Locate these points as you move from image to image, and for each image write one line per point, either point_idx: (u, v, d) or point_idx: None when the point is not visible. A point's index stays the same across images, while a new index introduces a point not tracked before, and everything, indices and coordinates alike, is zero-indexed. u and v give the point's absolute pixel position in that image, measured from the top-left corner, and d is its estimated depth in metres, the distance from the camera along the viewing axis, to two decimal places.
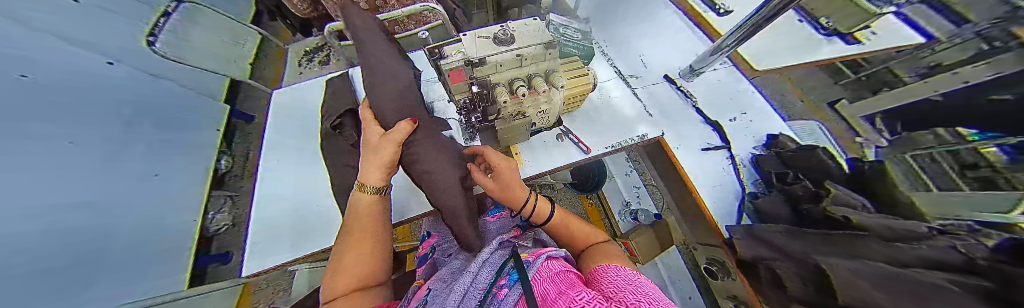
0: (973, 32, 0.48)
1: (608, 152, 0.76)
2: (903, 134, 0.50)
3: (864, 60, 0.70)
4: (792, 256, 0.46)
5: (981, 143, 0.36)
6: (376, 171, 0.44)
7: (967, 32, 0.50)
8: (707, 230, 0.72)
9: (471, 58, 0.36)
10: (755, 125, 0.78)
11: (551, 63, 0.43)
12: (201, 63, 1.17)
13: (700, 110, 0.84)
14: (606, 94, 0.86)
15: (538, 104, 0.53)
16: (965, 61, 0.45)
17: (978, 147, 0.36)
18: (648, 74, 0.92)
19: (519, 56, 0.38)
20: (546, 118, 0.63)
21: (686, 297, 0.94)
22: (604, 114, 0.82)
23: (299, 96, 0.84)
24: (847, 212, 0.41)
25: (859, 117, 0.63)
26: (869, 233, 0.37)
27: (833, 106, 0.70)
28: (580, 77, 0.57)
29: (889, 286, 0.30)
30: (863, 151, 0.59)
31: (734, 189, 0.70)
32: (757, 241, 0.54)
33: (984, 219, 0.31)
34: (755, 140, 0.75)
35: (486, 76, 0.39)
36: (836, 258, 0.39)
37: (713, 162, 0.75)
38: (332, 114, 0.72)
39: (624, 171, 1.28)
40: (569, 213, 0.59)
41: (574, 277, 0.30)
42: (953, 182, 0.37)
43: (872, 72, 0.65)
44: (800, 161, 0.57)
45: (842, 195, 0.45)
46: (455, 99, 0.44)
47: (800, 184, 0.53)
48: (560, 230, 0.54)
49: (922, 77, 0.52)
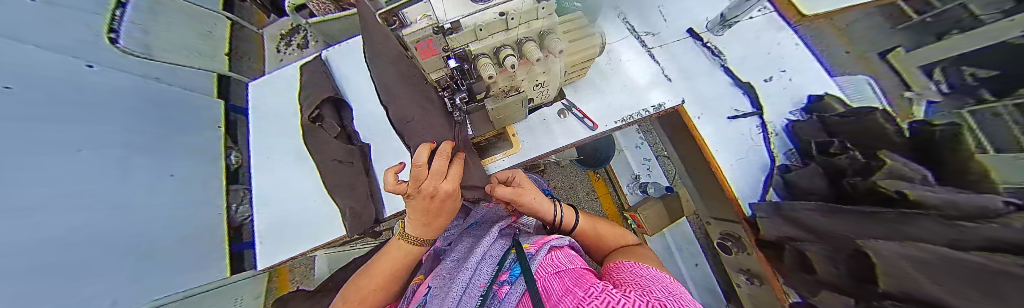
0: None
1: (617, 127, 0.69)
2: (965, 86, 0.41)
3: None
4: (833, 241, 0.41)
5: None
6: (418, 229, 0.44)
7: None
8: (724, 204, 0.68)
9: (442, 23, 0.27)
10: (796, 84, 0.66)
11: (546, 21, 0.34)
12: (178, 60, 1.06)
13: (731, 70, 0.72)
14: (616, 58, 0.75)
15: (534, 76, 0.45)
16: None
17: None
18: (666, 30, 0.77)
19: (504, 14, 0.29)
20: (545, 92, 0.55)
21: (694, 264, 0.96)
22: (613, 81, 0.72)
23: (277, 86, 0.77)
24: (902, 187, 0.35)
25: (916, 68, 0.49)
26: (930, 212, 0.30)
27: (884, 57, 0.54)
28: (581, 39, 0.47)
29: (946, 275, 0.26)
30: (911, 109, 0.48)
31: (762, 162, 0.64)
32: (786, 221, 0.50)
33: None
34: (792, 103, 0.65)
35: (465, 46, 0.31)
36: (890, 242, 0.32)
37: (738, 131, 0.68)
38: (310, 103, 0.65)
39: (634, 143, 1.20)
40: (594, 217, 0.58)
41: (576, 270, 0.31)
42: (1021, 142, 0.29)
43: (942, 11, 0.45)
44: (847, 127, 0.48)
45: (899, 166, 0.37)
46: (433, 77, 0.38)
47: (846, 155, 0.45)
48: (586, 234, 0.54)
49: (1011, 13, 0.35)
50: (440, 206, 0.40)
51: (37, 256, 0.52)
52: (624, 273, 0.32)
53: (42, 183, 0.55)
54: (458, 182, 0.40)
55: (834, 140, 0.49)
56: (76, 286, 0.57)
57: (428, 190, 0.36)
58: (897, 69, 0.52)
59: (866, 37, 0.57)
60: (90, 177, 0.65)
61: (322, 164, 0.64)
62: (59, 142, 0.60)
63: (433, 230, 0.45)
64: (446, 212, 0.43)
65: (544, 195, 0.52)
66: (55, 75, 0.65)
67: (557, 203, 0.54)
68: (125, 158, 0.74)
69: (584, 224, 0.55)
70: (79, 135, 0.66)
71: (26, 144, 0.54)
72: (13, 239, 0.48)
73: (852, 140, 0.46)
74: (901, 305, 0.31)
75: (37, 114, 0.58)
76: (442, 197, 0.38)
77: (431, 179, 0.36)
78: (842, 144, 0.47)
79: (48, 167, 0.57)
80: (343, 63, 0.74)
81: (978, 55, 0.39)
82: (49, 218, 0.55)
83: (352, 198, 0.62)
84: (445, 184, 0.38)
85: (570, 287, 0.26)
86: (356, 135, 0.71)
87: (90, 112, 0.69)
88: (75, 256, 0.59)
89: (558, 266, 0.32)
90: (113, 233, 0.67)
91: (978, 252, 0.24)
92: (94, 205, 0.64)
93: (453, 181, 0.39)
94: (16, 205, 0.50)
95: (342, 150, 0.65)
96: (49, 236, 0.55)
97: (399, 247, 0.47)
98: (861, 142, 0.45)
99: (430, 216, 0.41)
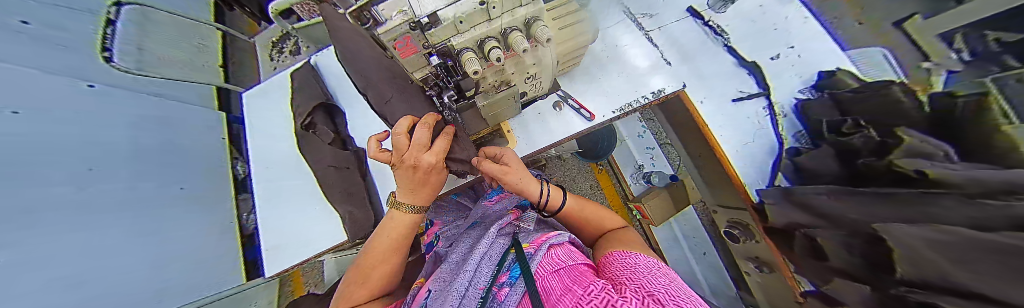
0: None
1: (615, 117, 0.67)
2: (985, 52, 0.38)
3: None
4: (846, 226, 0.39)
5: None
6: (410, 196, 0.45)
7: None
8: (731, 191, 0.66)
9: (418, 18, 0.25)
10: (805, 61, 0.62)
11: (530, 7, 0.32)
12: (175, 74, 1.06)
13: (735, 50, 0.68)
14: (613, 44, 0.72)
15: (524, 69, 0.44)
16: None
17: None
18: (665, 11, 0.74)
19: (484, 3, 0.27)
20: (538, 85, 0.54)
21: (701, 252, 0.95)
22: (610, 69, 0.69)
23: (270, 95, 0.77)
24: (923, 165, 0.32)
25: (935, 35, 0.46)
26: (952, 192, 0.28)
27: (899, 26, 0.51)
28: (573, 27, 0.44)
29: (970, 259, 0.24)
30: (928, 80, 0.44)
31: (769, 146, 0.62)
32: (797, 207, 0.48)
33: None
34: (802, 81, 0.61)
35: (445, 41, 0.29)
36: (906, 225, 0.30)
37: (743, 115, 0.66)
38: (302, 111, 0.66)
39: (636, 132, 1.18)
40: (587, 199, 0.56)
41: (578, 269, 0.30)
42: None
43: None
44: (860, 104, 0.45)
45: (918, 144, 0.34)
46: (417, 77, 0.36)
47: (859, 134, 0.43)
48: (585, 224, 0.53)
49: None
50: (425, 177, 0.42)
51: (50, 274, 0.53)
52: (619, 265, 0.31)
53: (50, 204, 0.56)
54: (442, 155, 0.41)
55: (847, 118, 0.47)
56: (95, 299, 0.59)
57: (411, 160, 0.38)
58: (914, 39, 0.49)
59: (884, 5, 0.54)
60: (99, 194, 0.66)
61: (319, 172, 0.64)
62: (67, 161, 0.62)
63: (425, 199, 0.46)
64: (434, 184, 0.44)
65: (531, 175, 0.49)
66: (61, 96, 0.66)
67: (544, 183, 0.51)
68: (135, 173, 0.76)
69: (574, 205, 0.53)
70: (87, 153, 0.67)
71: (32, 165, 0.55)
72: (25, 259, 0.49)
73: (867, 118, 0.44)
74: (919, 291, 0.29)
75: (40, 136, 0.58)
76: (426, 169, 0.39)
77: (413, 149, 0.39)
78: (856, 122, 0.45)
79: (59, 187, 0.59)
80: (334, 67, 0.72)
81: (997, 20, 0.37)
82: (59, 238, 0.57)
83: (354, 203, 0.63)
84: (426, 155, 0.39)
85: (570, 287, 0.26)
86: (351, 139, 0.69)
87: (96, 131, 0.71)
88: (90, 271, 0.61)
89: (557, 265, 0.32)
90: (130, 248, 0.69)
91: (1005, 233, 0.22)
92: (110, 221, 0.67)
93: (436, 153, 0.40)
94: (26, 226, 0.51)
95: (337, 156, 0.65)
96: (62, 254, 0.56)
97: (394, 218, 0.47)
98: (876, 121, 0.42)
99: (417, 186, 0.42)
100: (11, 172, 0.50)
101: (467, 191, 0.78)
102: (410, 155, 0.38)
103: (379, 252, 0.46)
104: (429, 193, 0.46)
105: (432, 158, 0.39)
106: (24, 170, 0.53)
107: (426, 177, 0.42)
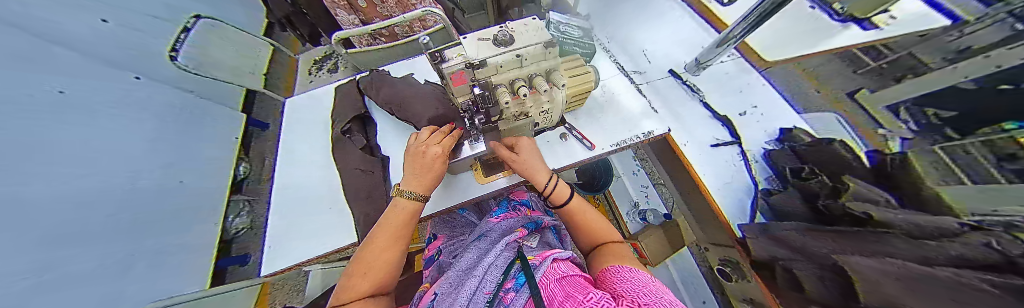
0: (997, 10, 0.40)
1: (613, 150, 0.75)
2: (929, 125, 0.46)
3: (885, 47, 0.59)
4: (812, 257, 0.44)
5: None
6: (411, 177, 0.51)
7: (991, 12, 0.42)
8: (719, 228, 0.71)
9: (472, 60, 0.36)
10: (767, 118, 0.76)
11: (551, 62, 0.42)
12: (219, 77, 1.20)
13: (710, 105, 0.82)
14: (610, 92, 0.85)
15: (540, 103, 0.53)
16: (994, 45, 0.37)
17: None
18: (652, 69, 0.92)
19: (519, 56, 0.38)
20: (549, 118, 0.63)
21: (701, 300, 0.92)
22: (607, 110, 0.82)
23: (312, 103, 0.88)
24: (868, 208, 0.39)
25: (881, 108, 0.56)
26: (895, 231, 0.34)
27: (851, 95, 0.62)
28: (581, 75, 0.57)
29: (921, 288, 0.28)
30: (887, 143, 0.53)
31: (746, 187, 0.69)
32: (774, 242, 0.52)
33: None
34: (767, 134, 0.73)
35: (488, 78, 0.39)
36: (859, 257, 0.36)
37: (723, 158, 0.74)
38: (343, 119, 0.76)
39: (632, 170, 1.24)
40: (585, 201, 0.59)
41: (578, 279, 0.34)
42: (994, 176, 0.32)
43: (894, 59, 0.55)
44: (815, 154, 0.55)
45: (863, 190, 0.42)
46: (458, 101, 0.44)
47: (816, 180, 0.51)
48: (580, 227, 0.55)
49: (951, 63, 0.43)
50: (431, 165, 0.50)
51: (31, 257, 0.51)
52: (614, 277, 0.35)
53: (65, 182, 0.57)
54: (447, 147, 0.51)
55: (805, 165, 0.56)
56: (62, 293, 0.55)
57: (422, 148, 0.50)
58: (869, 111, 0.58)
59: (840, 79, 0.64)
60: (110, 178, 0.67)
61: (346, 173, 0.69)
62: None
63: (428, 187, 0.52)
64: (438, 171, 0.52)
65: (542, 166, 0.56)
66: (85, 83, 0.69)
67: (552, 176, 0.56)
68: None
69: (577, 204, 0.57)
70: None
71: None
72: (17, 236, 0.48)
73: (819, 166, 0.54)
74: None
75: (58, 119, 0.60)
76: (432, 156, 0.50)
77: (426, 142, 0.51)
78: (811, 169, 0.54)
79: None
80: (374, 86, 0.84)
81: (940, 95, 0.44)
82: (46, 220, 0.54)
83: (364, 208, 0.65)
84: (435, 146, 0.50)
85: (570, 293, 0.29)
86: (377, 147, 0.75)
87: None
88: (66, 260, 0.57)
89: (560, 274, 0.36)
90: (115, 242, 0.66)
91: (946, 268, 0.26)
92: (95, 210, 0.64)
93: (441, 146, 0.51)
94: None
95: (364, 160, 0.69)
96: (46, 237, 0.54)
97: (395, 210, 0.48)
98: (828, 169, 0.51)
99: (422, 170, 0.50)
100: None
101: (473, 206, 0.80)
102: (422, 144, 0.51)
103: (379, 241, 0.46)
104: (425, 188, 0.51)
105: (437, 146, 0.50)
106: None
107: (433, 166, 0.51)
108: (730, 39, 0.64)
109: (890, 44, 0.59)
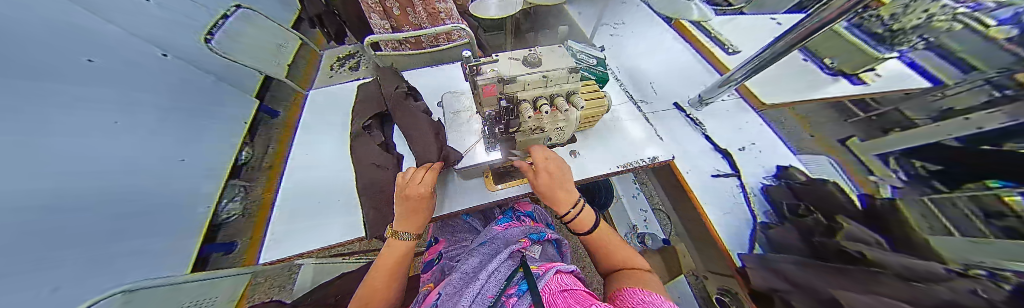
0: (981, 78, 0.47)
1: (616, 171, 0.77)
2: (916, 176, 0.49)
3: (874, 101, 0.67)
4: (808, 290, 0.46)
5: (1004, 191, 0.34)
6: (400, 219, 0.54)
7: (975, 78, 0.49)
8: (718, 259, 0.72)
9: (503, 76, 0.40)
10: (765, 156, 0.80)
11: (571, 85, 0.46)
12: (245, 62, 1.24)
13: (710, 137, 0.87)
14: (618, 117, 0.90)
15: (556, 121, 0.57)
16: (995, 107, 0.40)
17: (1002, 196, 0.33)
18: (658, 100, 0.98)
19: (546, 77, 0.42)
20: (562, 135, 0.66)
21: None
22: (613, 132, 0.86)
23: (335, 97, 0.94)
24: (864, 248, 0.43)
25: (871, 155, 0.59)
26: (885, 270, 0.38)
27: (843, 142, 0.66)
28: (597, 99, 0.62)
29: None
30: (878, 189, 0.54)
31: (745, 219, 0.70)
32: (773, 274, 0.54)
33: (1004, 268, 0.28)
34: (764, 170, 0.77)
35: (514, 93, 0.43)
36: (852, 292, 0.38)
37: (722, 189, 0.77)
38: (364, 115, 0.79)
39: (631, 193, 1.24)
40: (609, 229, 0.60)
41: (580, 293, 0.34)
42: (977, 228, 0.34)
43: (881, 113, 0.62)
44: (810, 195, 0.61)
45: (858, 232, 0.47)
46: (485, 110, 0.48)
47: (811, 217, 0.57)
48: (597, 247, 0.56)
49: (937, 119, 0.49)
50: (416, 206, 0.53)
51: None
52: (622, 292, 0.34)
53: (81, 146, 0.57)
54: (430, 186, 0.52)
55: (802, 203, 0.61)
56: None
57: (406, 191, 0.51)
58: (862, 160, 0.61)
59: (833, 126, 0.71)
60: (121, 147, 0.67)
61: (361, 166, 0.69)
62: (102, 111, 0.63)
63: (417, 225, 0.55)
64: (424, 211, 0.55)
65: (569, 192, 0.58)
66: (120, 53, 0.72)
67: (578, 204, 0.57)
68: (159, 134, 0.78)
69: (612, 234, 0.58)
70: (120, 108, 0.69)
71: (74, 108, 0.57)
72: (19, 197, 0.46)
73: (815, 204, 0.59)
74: None
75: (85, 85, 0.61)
76: (418, 197, 0.51)
77: (409, 184, 0.51)
78: (808, 207, 0.60)
79: (87, 131, 0.59)
80: None
81: (926, 147, 0.48)
82: None
83: (371, 203, 0.65)
84: (417, 186, 0.51)
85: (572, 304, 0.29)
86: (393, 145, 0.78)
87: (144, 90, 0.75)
88: None
89: (563, 287, 0.36)
90: None
91: None
92: None
93: (425, 185, 0.52)
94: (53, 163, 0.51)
95: (381, 155, 0.71)
96: None
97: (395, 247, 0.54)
98: (824, 210, 0.56)
99: (408, 214, 0.53)
100: (56, 108, 0.52)
101: (478, 213, 0.81)
102: (407, 185, 0.51)
103: (382, 273, 0.52)
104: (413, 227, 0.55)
105: (423, 184, 0.52)
106: (65, 111, 0.55)
107: (420, 209, 0.54)
108: (729, 83, 0.71)
109: (877, 99, 0.67)
